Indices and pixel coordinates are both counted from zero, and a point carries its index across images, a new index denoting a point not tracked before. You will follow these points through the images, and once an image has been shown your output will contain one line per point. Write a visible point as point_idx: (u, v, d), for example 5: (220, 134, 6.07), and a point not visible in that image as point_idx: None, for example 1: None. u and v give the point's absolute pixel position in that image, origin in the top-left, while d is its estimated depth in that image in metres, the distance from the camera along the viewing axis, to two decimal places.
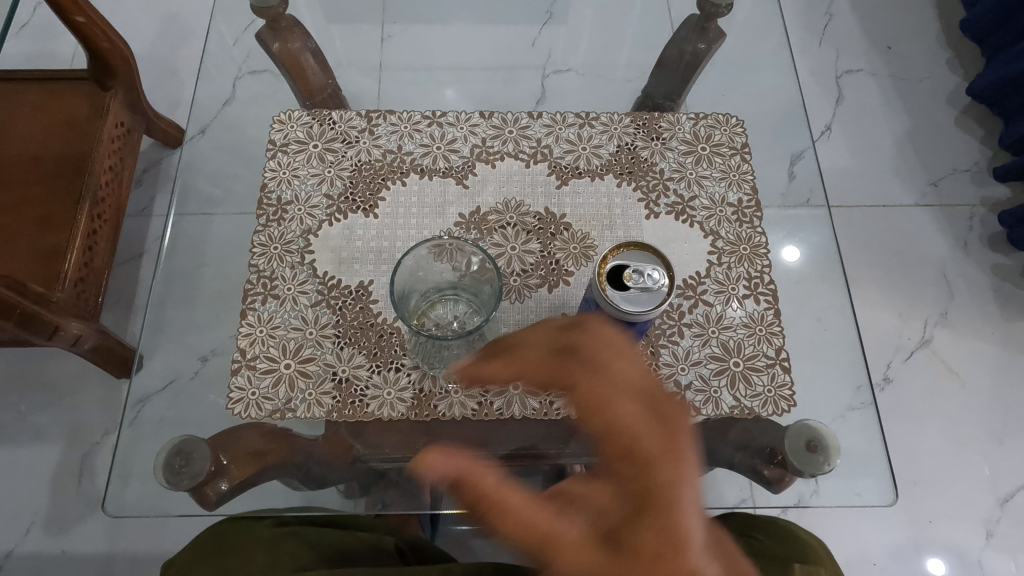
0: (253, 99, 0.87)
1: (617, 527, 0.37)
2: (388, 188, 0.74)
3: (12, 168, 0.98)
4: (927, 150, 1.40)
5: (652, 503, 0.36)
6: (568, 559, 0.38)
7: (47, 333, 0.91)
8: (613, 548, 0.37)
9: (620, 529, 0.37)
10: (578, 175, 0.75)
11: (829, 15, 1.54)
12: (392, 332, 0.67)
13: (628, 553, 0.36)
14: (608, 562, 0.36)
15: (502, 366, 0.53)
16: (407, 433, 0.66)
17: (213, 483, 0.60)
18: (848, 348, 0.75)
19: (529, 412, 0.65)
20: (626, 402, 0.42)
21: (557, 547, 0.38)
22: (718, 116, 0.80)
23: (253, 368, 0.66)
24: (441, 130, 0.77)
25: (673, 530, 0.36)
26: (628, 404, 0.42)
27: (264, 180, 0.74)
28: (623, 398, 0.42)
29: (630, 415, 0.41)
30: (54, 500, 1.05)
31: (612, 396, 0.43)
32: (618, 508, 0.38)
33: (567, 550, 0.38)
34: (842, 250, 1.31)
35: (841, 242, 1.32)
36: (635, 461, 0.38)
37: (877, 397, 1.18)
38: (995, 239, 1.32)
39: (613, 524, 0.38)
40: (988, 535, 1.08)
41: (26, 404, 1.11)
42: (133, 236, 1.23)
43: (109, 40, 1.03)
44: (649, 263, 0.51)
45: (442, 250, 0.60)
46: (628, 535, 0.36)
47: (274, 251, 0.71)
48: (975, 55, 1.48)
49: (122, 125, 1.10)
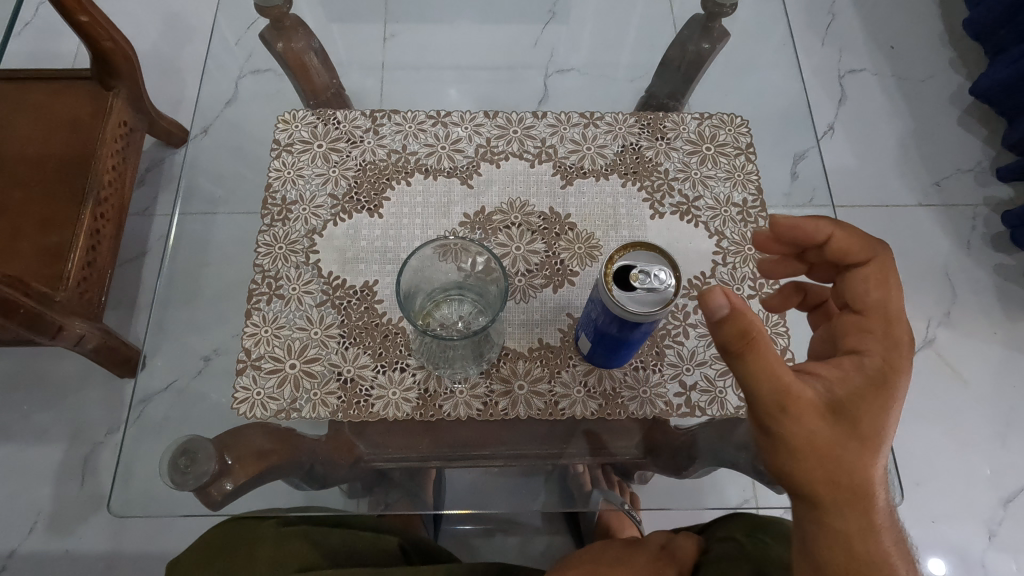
0: (256, 99, 0.87)
1: (845, 400, 0.44)
2: (393, 188, 0.74)
3: (15, 168, 0.98)
4: (930, 150, 1.40)
5: (890, 387, 0.45)
6: (807, 414, 0.42)
7: (51, 333, 0.91)
8: (842, 415, 0.43)
9: (850, 401, 0.44)
10: (583, 175, 0.75)
11: (832, 15, 1.54)
12: (397, 332, 0.67)
13: (854, 422, 0.43)
14: (841, 423, 0.43)
15: (826, 225, 0.53)
16: (409, 436, 0.66)
17: (218, 483, 0.60)
18: None
19: (534, 412, 0.65)
20: (897, 306, 0.50)
21: (801, 400, 0.42)
22: (723, 116, 0.80)
23: (258, 368, 0.66)
24: (446, 130, 0.77)
25: (889, 418, 0.45)
26: (897, 309, 0.50)
27: (269, 180, 0.74)
28: (897, 302, 0.50)
29: (897, 326, 0.49)
30: (57, 500, 1.05)
31: (890, 300, 0.50)
32: (851, 382, 0.45)
33: (806, 407, 0.43)
34: None
35: None
36: (881, 358, 0.46)
37: None
38: (997, 239, 1.31)
39: (845, 397, 0.44)
40: (991, 535, 1.08)
41: (29, 404, 1.11)
42: (136, 235, 1.23)
43: (113, 39, 1.03)
44: (655, 263, 0.51)
45: (448, 250, 0.60)
46: (858, 405, 0.44)
47: (278, 251, 0.71)
48: (978, 55, 1.48)
49: (125, 124, 1.10)
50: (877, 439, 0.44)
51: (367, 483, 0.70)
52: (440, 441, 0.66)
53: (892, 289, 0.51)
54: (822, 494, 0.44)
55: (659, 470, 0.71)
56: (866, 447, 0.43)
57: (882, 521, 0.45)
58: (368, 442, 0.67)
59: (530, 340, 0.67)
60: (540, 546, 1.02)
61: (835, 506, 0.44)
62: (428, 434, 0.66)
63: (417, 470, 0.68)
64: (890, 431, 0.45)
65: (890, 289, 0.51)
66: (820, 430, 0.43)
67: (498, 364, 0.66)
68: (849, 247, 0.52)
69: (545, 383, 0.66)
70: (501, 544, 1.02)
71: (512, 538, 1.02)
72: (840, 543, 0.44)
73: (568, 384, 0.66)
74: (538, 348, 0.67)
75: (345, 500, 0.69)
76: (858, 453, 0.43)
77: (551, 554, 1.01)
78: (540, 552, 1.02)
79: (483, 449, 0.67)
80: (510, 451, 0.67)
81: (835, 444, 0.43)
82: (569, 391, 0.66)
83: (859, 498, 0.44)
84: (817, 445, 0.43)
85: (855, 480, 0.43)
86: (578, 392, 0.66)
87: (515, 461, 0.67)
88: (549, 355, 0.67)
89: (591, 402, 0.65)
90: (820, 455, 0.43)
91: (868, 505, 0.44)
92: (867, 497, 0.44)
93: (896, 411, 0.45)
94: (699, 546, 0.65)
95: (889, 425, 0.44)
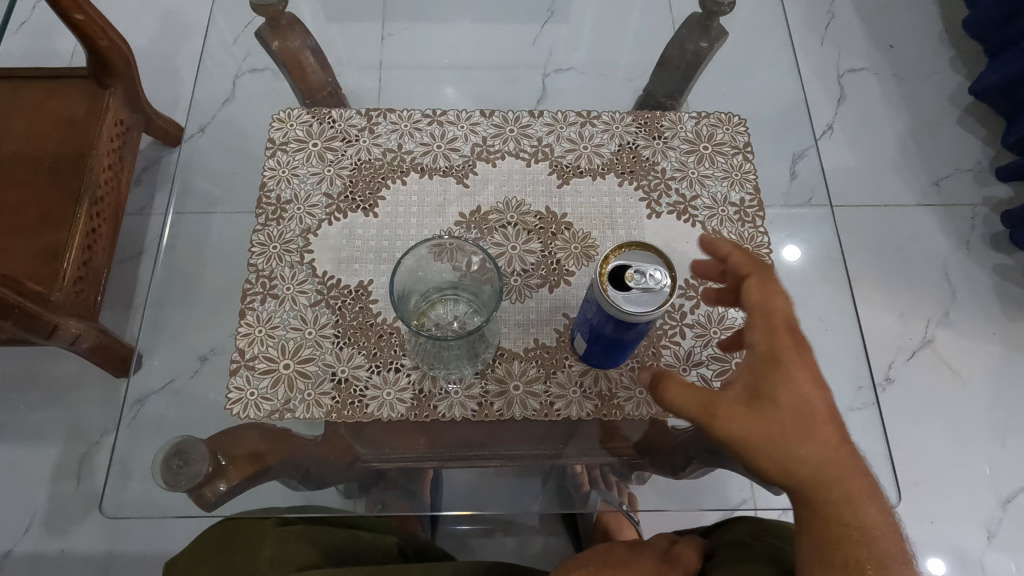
0: (252, 98, 0.86)
1: (757, 390, 0.48)
2: (388, 187, 0.74)
3: (10, 167, 0.98)
4: (929, 149, 1.39)
5: (783, 360, 0.48)
6: (727, 416, 0.47)
7: (46, 332, 0.91)
8: (761, 404, 0.47)
9: (764, 390, 0.48)
10: (579, 175, 0.75)
11: (831, 14, 1.53)
12: (391, 332, 0.66)
13: (773, 408, 0.47)
14: (761, 413, 0.47)
15: (724, 245, 0.54)
16: (407, 434, 0.66)
17: (212, 484, 0.60)
18: (850, 349, 0.75)
19: (529, 413, 0.65)
20: (779, 292, 0.51)
21: (717, 406, 0.47)
22: (720, 115, 0.80)
23: (252, 369, 0.65)
24: (442, 129, 0.77)
25: (807, 393, 0.47)
26: (775, 295, 0.51)
27: (264, 179, 0.74)
28: (776, 289, 0.51)
29: (782, 309, 0.50)
30: (54, 499, 1.04)
31: (772, 288, 0.51)
32: (754, 371, 0.49)
33: (724, 409, 0.47)
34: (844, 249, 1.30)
35: (843, 241, 1.32)
36: (770, 342, 0.49)
37: (880, 397, 1.18)
38: (997, 239, 1.31)
39: (756, 387, 0.48)
40: (990, 536, 1.08)
41: (25, 404, 1.10)
42: (132, 235, 1.23)
43: (109, 38, 1.03)
44: (651, 263, 0.51)
45: (442, 250, 0.60)
46: (769, 389, 0.47)
47: (273, 251, 0.70)
48: (977, 54, 1.47)
49: (121, 123, 1.10)
50: (800, 417, 0.47)
51: (364, 483, 0.70)
52: (435, 442, 0.66)
53: (770, 280, 0.51)
54: (786, 483, 0.47)
55: (656, 470, 0.70)
56: (796, 427, 0.47)
57: (858, 486, 0.47)
58: (364, 442, 0.66)
59: (526, 340, 0.67)
60: (537, 546, 1.02)
61: (802, 489, 0.47)
62: (422, 434, 0.66)
63: (413, 471, 0.68)
64: (815, 403, 0.47)
65: (769, 283, 0.51)
66: (745, 427, 0.47)
67: (494, 364, 0.66)
68: (740, 263, 0.53)
69: (540, 383, 0.66)
70: (498, 544, 1.02)
71: (510, 539, 1.02)
72: (827, 520, 0.47)
73: (564, 385, 0.66)
74: (534, 348, 0.67)
75: (343, 501, 0.69)
76: (790, 435, 0.46)
77: (549, 555, 1.01)
78: (538, 552, 1.02)
79: (478, 450, 0.66)
80: (507, 451, 0.67)
81: (766, 435, 0.46)
82: (565, 392, 0.65)
83: (819, 474, 0.46)
84: (750, 441, 0.47)
85: (802, 462, 0.46)
86: (574, 393, 0.65)
87: (512, 462, 0.67)
88: (544, 355, 0.67)
89: (586, 403, 0.65)
90: (759, 451, 0.47)
91: (835, 476, 0.47)
92: (826, 470, 0.47)
93: (812, 386, 0.48)
94: (702, 549, 0.64)
95: (810, 398, 0.47)
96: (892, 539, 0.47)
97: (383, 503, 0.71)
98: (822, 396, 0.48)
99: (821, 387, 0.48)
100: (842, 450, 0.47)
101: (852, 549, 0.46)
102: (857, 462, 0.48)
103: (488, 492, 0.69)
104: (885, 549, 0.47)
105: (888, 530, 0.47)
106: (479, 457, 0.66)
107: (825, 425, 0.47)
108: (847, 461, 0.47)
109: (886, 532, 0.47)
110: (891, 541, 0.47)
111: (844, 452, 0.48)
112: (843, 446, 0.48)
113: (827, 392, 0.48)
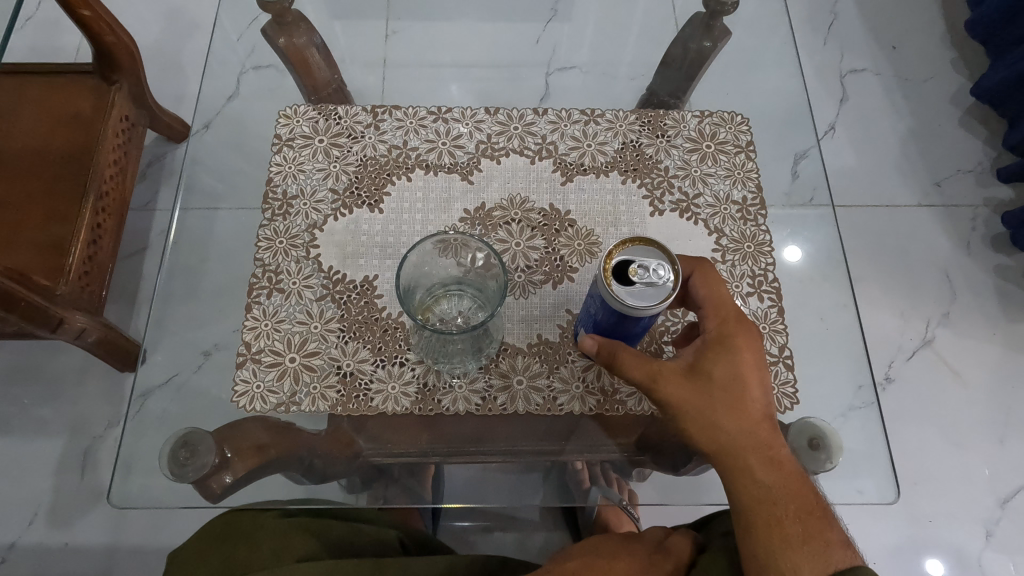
0: (256, 94, 0.87)
1: (699, 365, 0.54)
2: (393, 183, 0.74)
3: (16, 161, 0.98)
4: (931, 150, 1.40)
5: (726, 343, 0.55)
6: (667, 382, 0.53)
7: (51, 326, 0.92)
8: (699, 377, 0.54)
9: (703, 365, 0.54)
10: (583, 172, 0.75)
11: (834, 14, 1.54)
12: (396, 326, 0.67)
13: (708, 380, 0.53)
14: (699, 384, 0.53)
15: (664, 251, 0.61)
16: (408, 430, 0.66)
17: (217, 476, 0.61)
18: (848, 348, 0.76)
19: (533, 407, 0.65)
20: (724, 288, 0.58)
21: (662, 374, 0.53)
22: (723, 114, 0.80)
23: (258, 362, 0.66)
24: (447, 126, 0.77)
25: (741, 369, 0.54)
26: (722, 289, 0.58)
27: (270, 175, 0.74)
28: (723, 284, 0.58)
29: (728, 302, 0.57)
30: (58, 492, 1.05)
31: (718, 284, 0.58)
32: (699, 351, 0.55)
33: (666, 377, 0.53)
34: (846, 250, 1.31)
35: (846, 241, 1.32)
36: (718, 328, 0.56)
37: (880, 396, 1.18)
38: (998, 239, 1.32)
39: (696, 362, 0.54)
40: (988, 535, 1.08)
41: (28, 398, 1.11)
42: (137, 230, 1.24)
43: (114, 34, 1.03)
44: (653, 258, 0.51)
45: (447, 246, 0.60)
46: (710, 365, 0.54)
47: (279, 246, 0.71)
48: (979, 56, 1.48)
49: (126, 119, 1.10)
50: (732, 389, 0.53)
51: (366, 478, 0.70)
52: (437, 436, 0.67)
53: (717, 277, 0.58)
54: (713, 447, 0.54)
55: (657, 467, 0.71)
56: (726, 397, 0.53)
57: (777, 452, 0.54)
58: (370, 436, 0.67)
59: (529, 336, 0.68)
60: (537, 542, 1.03)
61: (727, 451, 0.53)
62: (426, 429, 0.67)
63: (415, 466, 0.69)
64: (748, 379, 0.54)
65: (716, 281, 0.58)
66: (681, 394, 0.53)
67: (498, 359, 0.67)
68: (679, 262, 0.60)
69: (543, 378, 0.66)
70: (497, 540, 1.03)
71: (509, 534, 1.03)
72: (746, 480, 0.53)
73: (567, 380, 0.66)
74: (537, 344, 0.67)
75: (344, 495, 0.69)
76: (720, 403, 0.53)
77: (549, 550, 1.02)
78: (538, 548, 1.03)
79: (480, 445, 0.67)
80: (508, 447, 0.67)
81: (698, 402, 0.53)
82: (567, 387, 0.66)
83: (741, 439, 0.53)
84: (684, 406, 0.53)
85: (727, 429, 0.53)
86: (577, 388, 0.66)
87: (514, 458, 0.67)
88: (548, 351, 0.67)
89: (588, 398, 0.66)
90: (690, 415, 0.53)
91: (756, 442, 0.53)
92: (747, 435, 0.53)
93: (747, 364, 0.54)
94: (695, 539, 0.63)
95: (744, 375, 0.54)
96: (806, 497, 0.54)
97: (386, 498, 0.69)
98: (755, 374, 0.54)
99: (756, 366, 0.55)
100: (766, 420, 0.54)
101: (765, 504, 0.53)
102: (776, 432, 0.55)
103: (489, 489, 0.71)
104: (796, 506, 0.54)
105: (801, 490, 0.54)
106: (481, 453, 0.67)
107: (755, 399, 0.54)
108: (769, 430, 0.54)
109: (800, 494, 0.54)
110: (804, 499, 0.54)
111: (769, 422, 0.54)
112: (769, 418, 0.54)
113: (761, 372, 0.55)
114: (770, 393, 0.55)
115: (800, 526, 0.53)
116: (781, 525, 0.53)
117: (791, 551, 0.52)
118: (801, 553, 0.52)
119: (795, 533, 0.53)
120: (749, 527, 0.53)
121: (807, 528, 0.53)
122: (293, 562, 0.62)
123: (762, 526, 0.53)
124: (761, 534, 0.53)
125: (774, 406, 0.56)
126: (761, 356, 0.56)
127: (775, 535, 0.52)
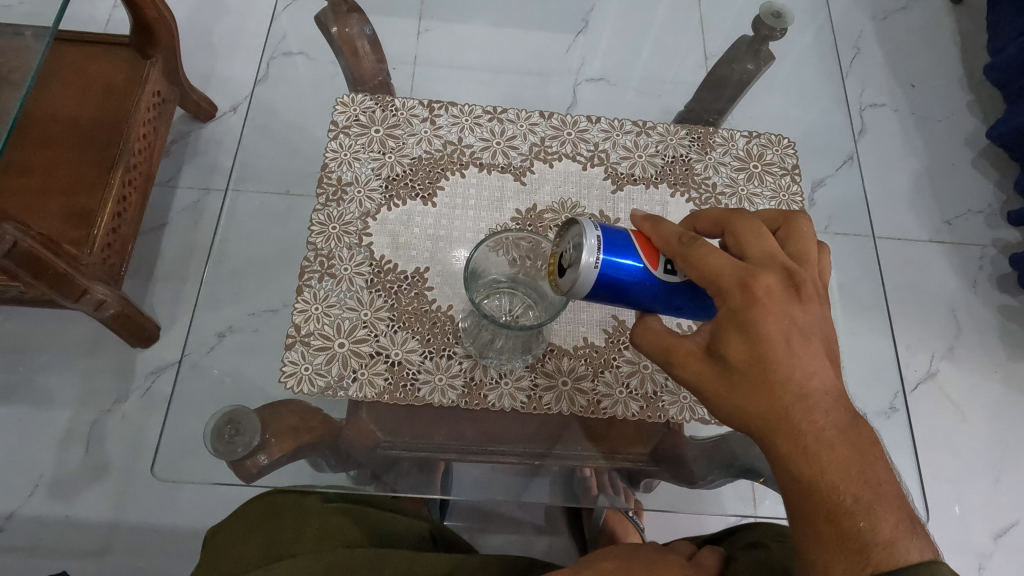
0: (302, 78, 0.86)
1: (715, 342, 0.49)
2: (447, 178, 0.75)
3: (49, 128, 0.98)
4: (944, 189, 1.43)
5: (737, 320, 0.47)
6: (683, 365, 0.50)
7: (74, 296, 0.90)
8: (716, 356, 0.49)
9: (719, 344, 0.48)
10: (633, 182, 0.76)
11: (857, 48, 1.57)
12: (445, 319, 0.68)
13: (725, 364, 0.48)
14: (713, 367, 0.49)
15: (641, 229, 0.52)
16: (428, 424, 0.68)
17: (254, 458, 0.62)
18: (863, 374, 0.79)
19: (577, 409, 0.67)
20: (721, 255, 0.48)
21: (678, 359, 0.50)
22: (770, 136, 0.82)
23: (308, 345, 0.66)
24: (502, 125, 0.78)
25: (761, 347, 0.47)
26: (715, 258, 0.48)
27: (324, 160, 0.74)
28: (715, 254, 0.48)
29: (724, 273, 0.47)
30: (60, 465, 1.04)
31: (707, 254, 0.48)
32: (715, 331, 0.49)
33: (683, 358, 0.50)
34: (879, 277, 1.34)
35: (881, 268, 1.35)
36: (726, 305, 0.48)
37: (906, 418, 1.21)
38: (1005, 280, 1.35)
39: (716, 339, 0.49)
40: (981, 568, 1.11)
41: (36, 365, 1.10)
42: (158, 206, 1.23)
43: (157, 8, 1.02)
44: (568, 239, 0.51)
45: (501, 244, 0.61)
46: (723, 347, 0.48)
47: (332, 231, 0.71)
48: (995, 101, 1.51)
49: (158, 94, 1.09)
50: (751, 370, 0.47)
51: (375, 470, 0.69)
52: (456, 435, 0.68)
53: (706, 246, 0.48)
54: (745, 431, 0.49)
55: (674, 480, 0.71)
56: (746, 382, 0.47)
57: (815, 436, 0.46)
58: (420, 420, 0.68)
59: (576, 337, 0.69)
60: (540, 547, 1.03)
61: (755, 436, 0.48)
62: (445, 425, 0.68)
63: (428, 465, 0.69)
64: (771, 355, 0.47)
65: (700, 254, 0.48)
66: (702, 375, 0.49)
67: (544, 359, 0.68)
68: (657, 240, 0.51)
69: (589, 380, 0.68)
70: (502, 541, 1.03)
71: (513, 535, 1.04)
72: (779, 468, 0.47)
73: (611, 384, 0.68)
74: (583, 347, 0.68)
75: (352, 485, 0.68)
76: (740, 389, 0.48)
77: (551, 556, 1.02)
78: (540, 553, 1.03)
79: (500, 445, 0.68)
80: (526, 449, 0.69)
81: (716, 385, 0.49)
82: (612, 390, 0.67)
83: (766, 425, 0.47)
84: (708, 393, 0.49)
85: (750, 413, 0.47)
86: (621, 392, 0.67)
87: (530, 460, 0.69)
88: (594, 354, 0.68)
89: (632, 403, 0.67)
90: (712, 399, 0.49)
91: (784, 426, 0.46)
92: (773, 421, 0.47)
93: (769, 342, 0.47)
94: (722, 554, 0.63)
95: (765, 352, 0.47)
96: (854, 487, 0.45)
97: (396, 490, 0.68)
98: (781, 348, 0.47)
99: (782, 342, 0.47)
100: (798, 401, 0.47)
101: (800, 496, 0.46)
102: (815, 410, 0.46)
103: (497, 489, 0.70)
104: (836, 495, 0.45)
105: (846, 480, 0.45)
106: (500, 454, 0.68)
107: (781, 380, 0.47)
108: (805, 409, 0.46)
109: (843, 483, 0.45)
110: (848, 488, 0.45)
111: (804, 403, 0.46)
112: (804, 398, 0.47)
113: (790, 347, 0.47)
114: (806, 369, 0.47)
115: (833, 521, 0.44)
116: (817, 519, 0.45)
117: (825, 550, 0.44)
118: (836, 555, 0.44)
119: (831, 531, 0.44)
120: (791, 518, 0.47)
121: (849, 526, 0.44)
122: (340, 547, 0.62)
123: (799, 516, 0.46)
124: (799, 526, 0.46)
125: (816, 380, 0.47)
126: (791, 326, 0.47)
127: (812, 534, 0.45)
